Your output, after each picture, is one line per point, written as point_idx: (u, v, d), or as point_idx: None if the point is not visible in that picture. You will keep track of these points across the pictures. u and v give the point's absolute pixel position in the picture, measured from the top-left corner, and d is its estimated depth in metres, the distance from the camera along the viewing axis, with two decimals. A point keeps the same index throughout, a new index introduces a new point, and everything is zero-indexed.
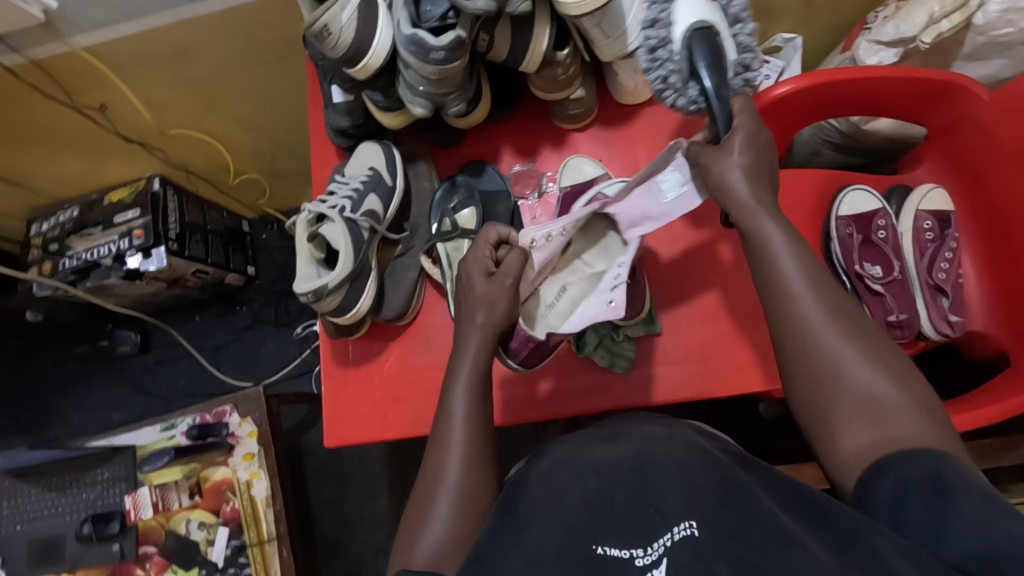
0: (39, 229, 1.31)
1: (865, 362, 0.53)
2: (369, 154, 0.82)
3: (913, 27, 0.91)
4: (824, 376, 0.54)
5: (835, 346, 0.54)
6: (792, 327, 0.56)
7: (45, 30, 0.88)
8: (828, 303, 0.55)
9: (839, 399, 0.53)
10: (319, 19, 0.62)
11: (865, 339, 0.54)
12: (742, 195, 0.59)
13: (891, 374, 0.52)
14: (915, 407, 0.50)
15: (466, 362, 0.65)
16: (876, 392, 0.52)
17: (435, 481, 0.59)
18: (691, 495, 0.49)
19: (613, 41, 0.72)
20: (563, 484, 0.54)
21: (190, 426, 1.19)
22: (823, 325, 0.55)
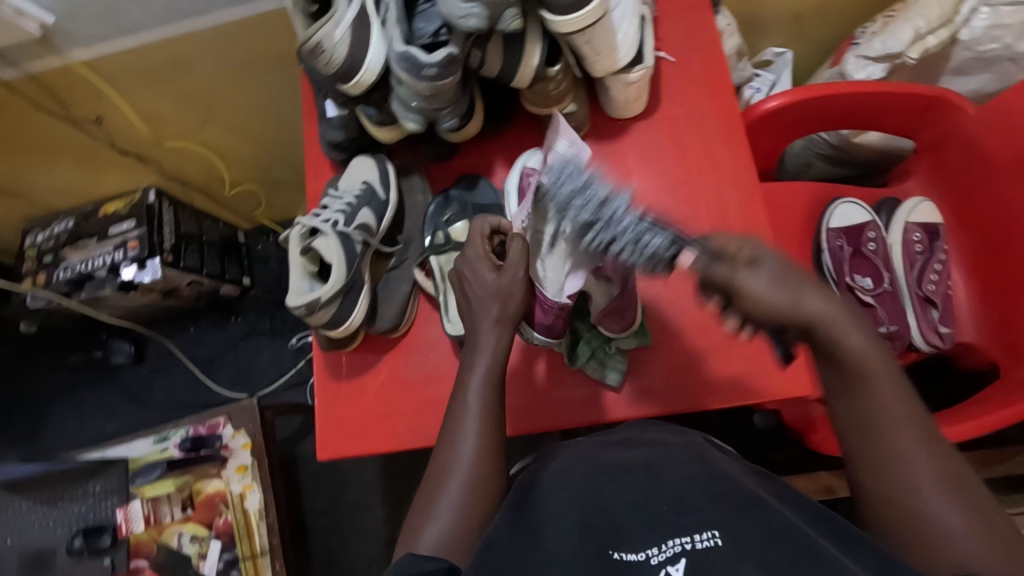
0: (34, 240, 1.32)
1: (948, 503, 0.49)
2: (363, 169, 0.83)
3: (900, 43, 0.93)
4: (899, 500, 0.51)
5: (922, 479, 0.50)
6: (880, 442, 0.53)
7: (41, 45, 0.89)
8: (916, 423, 0.52)
9: (910, 527, 0.50)
10: (313, 36, 0.63)
11: (953, 478, 0.50)
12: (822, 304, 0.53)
13: (979, 525, 0.48)
14: (1008, 566, 0.46)
15: (479, 363, 0.66)
16: (955, 533, 0.48)
17: (438, 479, 0.60)
18: (712, 503, 0.49)
19: (605, 57, 0.73)
20: (572, 484, 0.55)
21: (183, 438, 1.19)
22: (912, 449, 0.51)
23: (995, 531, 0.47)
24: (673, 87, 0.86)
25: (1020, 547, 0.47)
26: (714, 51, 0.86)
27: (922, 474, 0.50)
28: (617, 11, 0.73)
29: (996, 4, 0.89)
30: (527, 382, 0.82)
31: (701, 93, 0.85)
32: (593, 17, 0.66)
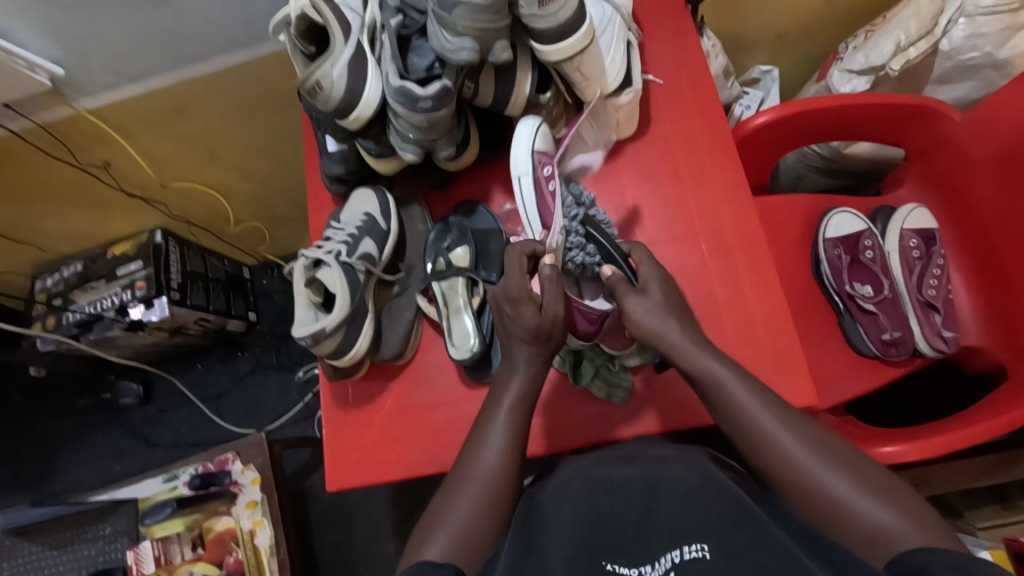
0: (43, 285, 1.34)
1: (825, 463, 0.54)
2: (364, 201, 0.85)
3: (882, 55, 0.96)
4: (786, 478, 0.55)
5: (797, 451, 0.55)
6: (751, 437, 0.58)
7: (51, 96, 0.93)
8: (794, 427, 0.57)
9: (806, 496, 0.53)
10: (313, 75, 0.66)
11: (821, 442, 0.55)
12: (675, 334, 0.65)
13: (855, 475, 0.53)
14: (886, 506, 0.50)
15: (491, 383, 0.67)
16: (843, 491, 0.52)
17: (451, 488, 0.60)
18: (703, 515, 0.52)
19: (594, 83, 0.75)
20: (572, 499, 0.58)
21: (193, 476, 1.17)
22: (778, 431, 0.57)
23: (869, 479, 0.52)
24: (663, 108, 0.88)
25: (891, 485, 0.52)
26: (701, 72, 0.88)
27: (794, 446, 0.55)
28: (604, 39, 0.75)
29: (972, 15, 0.91)
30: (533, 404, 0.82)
31: (690, 112, 0.87)
32: (580, 45, 0.69)
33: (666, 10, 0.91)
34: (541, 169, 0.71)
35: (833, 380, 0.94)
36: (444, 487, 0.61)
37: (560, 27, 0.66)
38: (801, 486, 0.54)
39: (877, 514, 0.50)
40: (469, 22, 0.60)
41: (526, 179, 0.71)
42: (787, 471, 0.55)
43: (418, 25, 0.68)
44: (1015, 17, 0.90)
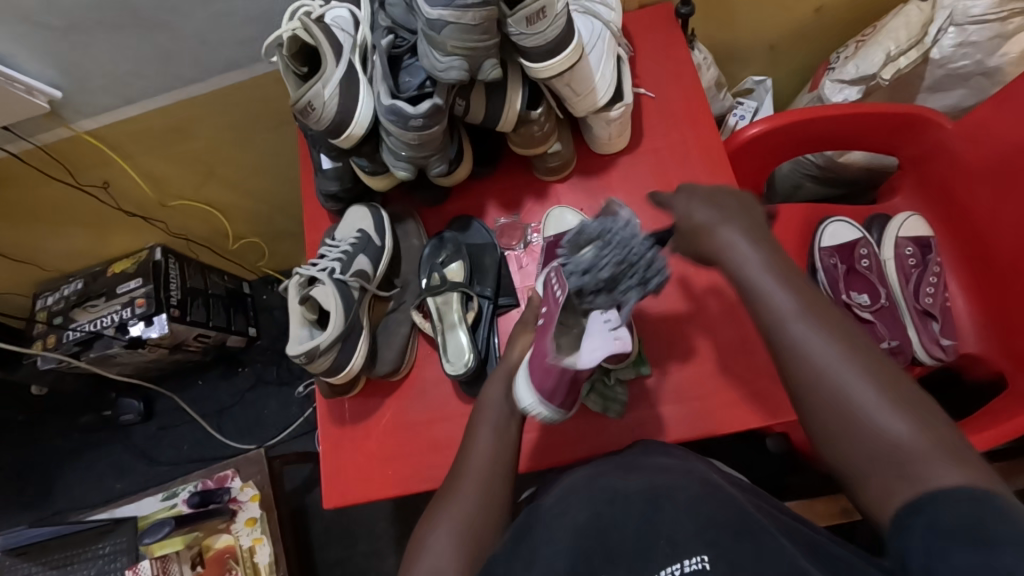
0: (45, 303, 1.35)
1: (858, 370, 0.50)
2: (358, 217, 0.85)
3: (871, 66, 0.96)
4: (811, 383, 0.52)
5: (824, 355, 0.52)
6: (781, 342, 0.54)
7: (50, 118, 0.94)
8: (835, 339, 0.52)
9: (820, 406, 0.51)
10: (303, 95, 0.66)
11: (853, 347, 0.52)
12: (728, 236, 0.60)
13: (884, 385, 0.49)
14: (909, 423, 0.47)
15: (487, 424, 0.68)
16: (863, 397, 0.49)
17: (440, 509, 0.62)
18: (704, 528, 0.51)
19: (585, 98, 0.76)
20: (573, 509, 0.58)
21: (192, 493, 1.19)
22: (806, 332, 0.53)
23: (896, 391, 0.49)
24: (655, 121, 0.89)
25: (921, 400, 0.49)
26: (692, 85, 0.89)
27: (823, 351, 0.52)
28: (594, 54, 0.76)
29: (961, 25, 0.91)
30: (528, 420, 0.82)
31: (682, 125, 0.88)
32: (568, 61, 0.69)
33: (657, 24, 0.92)
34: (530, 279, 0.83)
35: None
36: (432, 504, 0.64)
37: (549, 45, 0.67)
38: (822, 387, 0.51)
39: (892, 423, 0.47)
40: (458, 42, 0.60)
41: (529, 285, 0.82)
42: (814, 374, 0.52)
43: (408, 45, 0.69)
44: (1006, 25, 0.90)
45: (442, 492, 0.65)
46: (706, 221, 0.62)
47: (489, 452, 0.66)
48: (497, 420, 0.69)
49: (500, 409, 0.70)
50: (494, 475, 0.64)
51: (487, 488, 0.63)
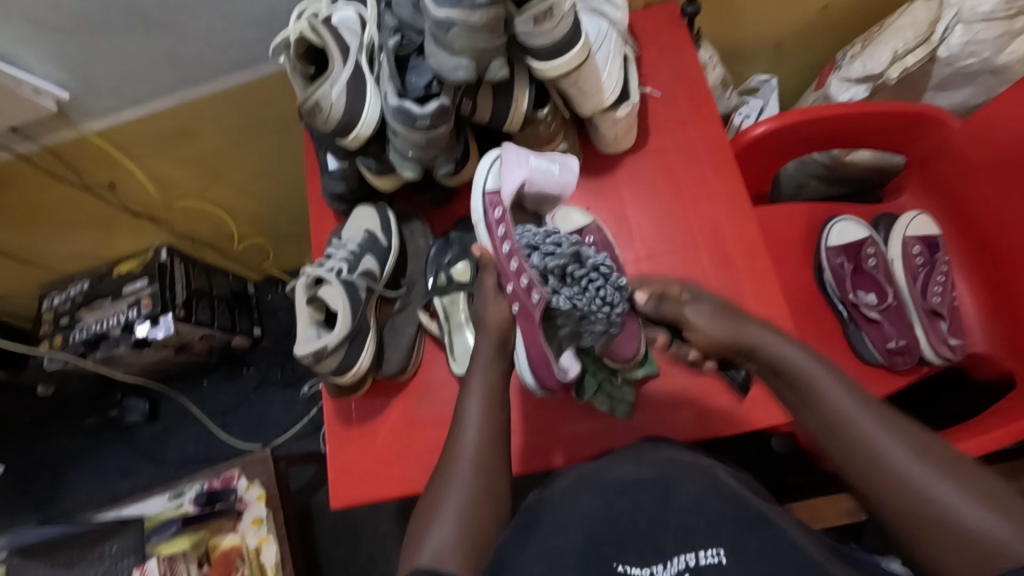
0: (50, 304, 1.35)
1: (949, 482, 0.52)
2: (365, 218, 0.85)
3: (879, 64, 0.96)
4: (892, 491, 0.53)
5: (899, 459, 0.54)
6: (852, 442, 0.57)
7: (57, 119, 0.94)
8: (907, 442, 0.55)
9: (909, 518, 0.52)
10: (311, 97, 0.65)
11: (925, 446, 0.55)
12: (756, 341, 0.67)
13: (968, 485, 0.51)
14: (1001, 518, 0.49)
15: (473, 407, 0.64)
16: (948, 497, 0.51)
17: (437, 494, 0.59)
18: (717, 521, 0.56)
19: (591, 97, 0.76)
20: (585, 498, 0.61)
21: (199, 492, 1.20)
22: (885, 445, 0.55)
23: (987, 488, 0.51)
24: (661, 120, 0.89)
25: (1010, 494, 0.50)
26: (697, 84, 0.89)
27: (905, 462, 0.54)
28: (601, 54, 0.76)
29: (969, 22, 0.90)
30: (533, 419, 0.83)
31: (689, 124, 0.88)
32: (577, 61, 0.69)
33: (662, 23, 0.92)
34: (492, 212, 0.72)
35: None
36: (424, 497, 0.61)
37: (557, 45, 0.66)
38: (904, 497, 0.53)
39: (987, 522, 0.49)
40: (466, 42, 0.60)
41: (481, 225, 0.74)
42: (902, 488, 0.53)
43: (416, 44, 0.68)
44: (1013, 23, 0.89)
45: (432, 484, 0.61)
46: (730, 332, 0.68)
47: (478, 434, 0.62)
48: (483, 399, 0.65)
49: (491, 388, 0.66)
50: (489, 459, 0.61)
51: (486, 480, 0.59)
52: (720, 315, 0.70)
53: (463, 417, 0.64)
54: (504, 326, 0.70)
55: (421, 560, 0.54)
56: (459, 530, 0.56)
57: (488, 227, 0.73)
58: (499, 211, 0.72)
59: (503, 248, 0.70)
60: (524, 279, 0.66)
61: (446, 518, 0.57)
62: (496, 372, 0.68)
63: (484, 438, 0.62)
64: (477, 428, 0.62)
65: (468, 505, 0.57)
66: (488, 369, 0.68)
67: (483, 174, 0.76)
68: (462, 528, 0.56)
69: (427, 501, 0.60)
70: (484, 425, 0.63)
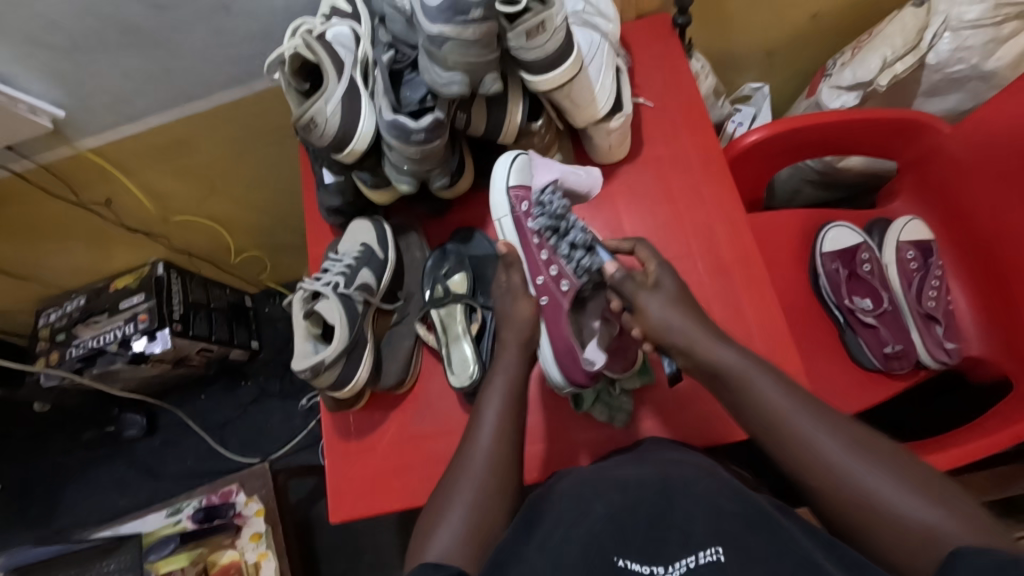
0: (47, 320, 1.35)
1: (885, 473, 0.54)
2: (361, 232, 0.85)
3: (869, 72, 0.97)
4: (831, 485, 0.55)
5: (835, 453, 0.56)
6: (791, 436, 0.58)
7: (53, 136, 0.94)
8: (843, 435, 0.57)
9: (846, 507, 0.54)
10: (306, 112, 0.66)
11: (866, 441, 0.57)
12: (702, 345, 0.67)
13: (895, 474, 0.54)
14: (933, 506, 0.51)
15: (490, 409, 0.68)
16: (880, 485, 0.53)
17: (449, 488, 0.63)
18: (717, 519, 0.53)
19: (584, 109, 0.76)
20: (586, 498, 0.58)
21: (196, 509, 1.20)
22: (823, 441, 0.57)
23: (916, 477, 0.53)
24: (654, 130, 0.89)
25: (936, 482, 0.53)
26: (690, 92, 0.89)
27: (838, 455, 0.56)
28: (593, 65, 0.77)
29: (957, 29, 0.92)
30: (533, 429, 0.83)
31: (682, 132, 0.88)
32: (570, 73, 0.70)
33: (654, 34, 0.93)
34: (519, 208, 0.76)
35: (836, 394, 0.93)
36: (434, 496, 0.65)
37: (549, 58, 0.67)
38: (840, 488, 0.55)
39: (922, 513, 0.51)
40: (459, 57, 0.61)
41: (505, 220, 0.77)
42: (836, 481, 0.55)
43: (409, 60, 0.70)
44: (1000, 29, 0.91)
45: (445, 481, 0.65)
46: (680, 333, 0.68)
47: (492, 437, 0.65)
48: (501, 405, 0.68)
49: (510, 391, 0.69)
50: (502, 462, 0.64)
51: (498, 480, 0.63)
52: (675, 312, 0.69)
53: (479, 421, 0.67)
54: (529, 323, 0.75)
55: (431, 556, 0.57)
56: (466, 528, 0.59)
57: (516, 221, 0.77)
58: (525, 207, 0.77)
59: (536, 245, 0.76)
60: (557, 277, 0.75)
61: (456, 516, 0.60)
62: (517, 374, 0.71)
63: (499, 439, 0.66)
64: (493, 430, 0.66)
65: (473, 505, 0.60)
66: (507, 377, 0.71)
67: (505, 169, 0.76)
68: (471, 527, 0.59)
69: (439, 495, 0.63)
70: (500, 426, 0.66)
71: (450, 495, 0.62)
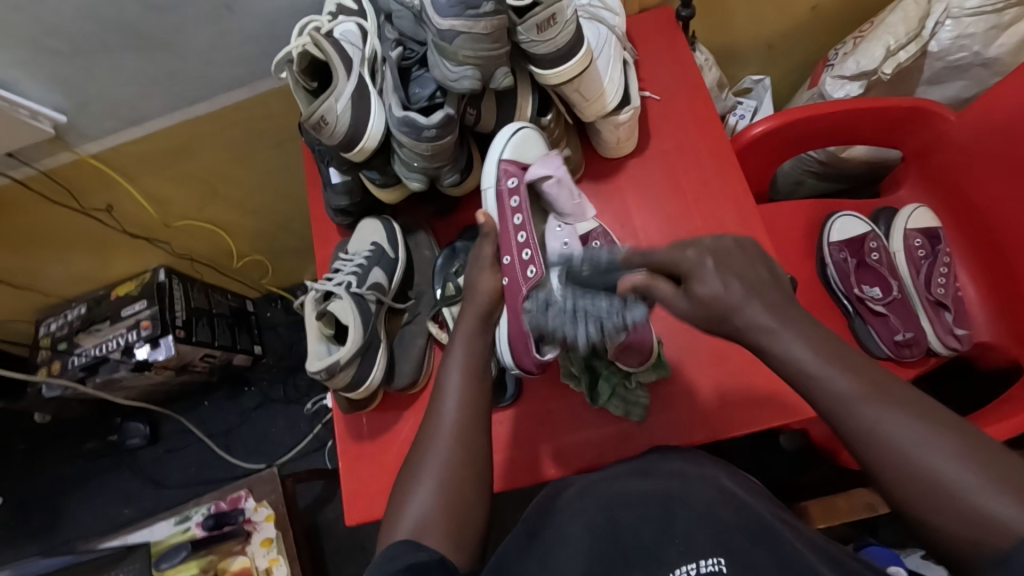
0: (47, 329, 1.34)
1: (945, 446, 0.47)
2: (370, 231, 0.85)
3: (872, 60, 0.96)
4: (894, 466, 0.48)
5: (900, 435, 0.48)
6: (846, 423, 0.50)
7: (54, 143, 0.93)
8: (905, 406, 0.49)
9: (911, 491, 0.47)
10: (317, 110, 0.65)
11: (928, 412, 0.48)
12: (762, 316, 0.52)
13: (958, 443, 0.47)
14: (1002, 493, 0.44)
15: (450, 387, 0.65)
16: (940, 465, 0.46)
17: (418, 465, 0.61)
18: (718, 533, 0.56)
19: (594, 103, 0.76)
20: (588, 512, 0.62)
21: (205, 516, 1.18)
22: (879, 415, 0.49)
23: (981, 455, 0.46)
24: (662, 124, 0.89)
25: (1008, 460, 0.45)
26: (696, 85, 0.89)
27: (904, 431, 0.48)
28: (601, 59, 0.76)
29: (958, 17, 0.92)
30: (547, 426, 0.83)
31: (688, 125, 0.88)
32: (579, 67, 0.69)
33: (658, 28, 0.92)
34: (505, 182, 0.72)
35: None
36: (403, 473, 0.63)
37: (560, 51, 0.67)
38: (899, 468, 0.48)
39: (994, 503, 0.44)
40: (471, 51, 0.60)
41: (490, 191, 0.73)
42: (899, 461, 0.48)
43: (418, 56, 0.69)
44: (1002, 16, 0.91)
45: (412, 458, 0.63)
46: (738, 298, 0.52)
47: (457, 408, 0.63)
48: (463, 378, 0.65)
49: (471, 368, 0.66)
50: (467, 439, 0.62)
51: (466, 459, 0.61)
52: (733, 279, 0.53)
53: (441, 394, 0.65)
54: (492, 301, 0.69)
55: (402, 535, 0.57)
56: (439, 509, 0.58)
57: (499, 195, 0.73)
58: (512, 182, 0.72)
59: (514, 221, 0.71)
60: (526, 253, 0.69)
61: (426, 493, 0.59)
62: (477, 349, 0.68)
63: (467, 419, 0.63)
64: (457, 403, 0.63)
65: (448, 487, 0.59)
66: (468, 347, 0.68)
67: (501, 141, 0.73)
68: (445, 510, 0.58)
69: (407, 473, 0.62)
70: (463, 401, 0.64)
71: (417, 472, 0.61)
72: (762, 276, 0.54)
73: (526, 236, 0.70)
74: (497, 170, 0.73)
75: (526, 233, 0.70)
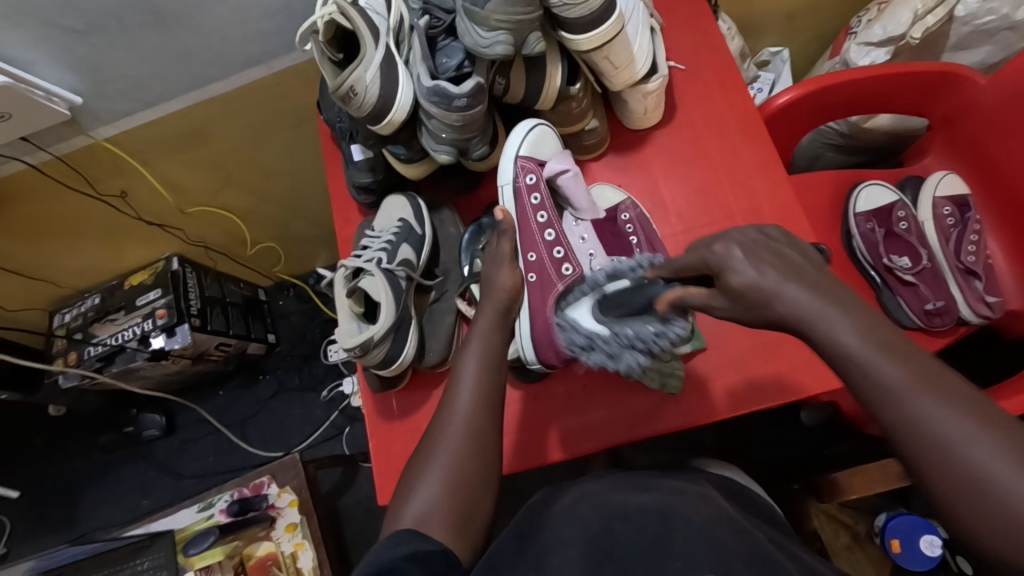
0: (62, 320, 1.33)
1: (990, 442, 0.41)
2: (396, 207, 0.84)
3: (899, 25, 0.95)
4: (925, 456, 0.43)
5: (944, 425, 0.42)
6: (893, 409, 0.44)
7: (68, 126, 0.91)
8: (949, 396, 0.43)
9: (948, 493, 0.42)
10: (346, 80, 0.63)
11: (977, 405, 0.42)
12: (799, 300, 0.48)
13: (1010, 441, 0.41)
14: None
15: (468, 371, 0.64)
16: (980, 458, 0.41)
17: (427, 448, 0.61)
18: (718, 553, 0.51)
19: (623, 71, 0.75)
20: (582, 518, 0.58)
21: (229, 502, 1.17)
22: (927, 402, 0.43)
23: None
24: (688, 94, 0.88)
25: None
26: (721, 53, 0.88)
27: (949, 424, 0.42)
28: (630, 25, 0.74)
29: None
30: (577, 403, 0.82)
31: (714, 94, 0.87)
32: (611, 32, 0.67)
33: None
34: (524, 177, 0.76)
35: None
36: (413, 458, 0.62)
37: (594, 14, 0.65)
38: (943, 463, 0.42)
39: None
40: (504, 15, 0.59)
41: (508, 187, 0.78)
42: (934, 450, 0.42)
43: (445, 24, 0.68)
44: None
45: (421, 446, 0.62)
46: (773, 284, 0.49)
47: (470, 400, 0.62)
48: (479, 366, 0.64)
49: (489, 358, 0.65)
50: (479, 427, 0.61)
51: (475, 447, 0.60)
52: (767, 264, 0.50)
53: (456, 381, 0.64)
54: (511, 292, 0.70)
55: (404, 521, 0.56)
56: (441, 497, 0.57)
57: (517, 189, 0.77)
58: (531, 177, 0.77)
59: (537, 219, 0.76)
60: (556, 251, 0.74)
61: (433, 480, 0.58)
62: (495, 340, 0.67)
63: (477, 411, 0.61)
64: (471, 391, 0.62)
65: (452, 473, 0.58)
66: (485, 340, 0.66)
67: (517, 139, 0.77)
68: (449, 498, 0.57)
69: (415, 461, 0.61)
70: (477, 389, 0.62)
71: (426, 458, 0.60)
72: (801, 262, 0.51)
73: (553, 233, 0.75)
74: (516, 167, 0.77)
75: (553, 229, 0.76)
